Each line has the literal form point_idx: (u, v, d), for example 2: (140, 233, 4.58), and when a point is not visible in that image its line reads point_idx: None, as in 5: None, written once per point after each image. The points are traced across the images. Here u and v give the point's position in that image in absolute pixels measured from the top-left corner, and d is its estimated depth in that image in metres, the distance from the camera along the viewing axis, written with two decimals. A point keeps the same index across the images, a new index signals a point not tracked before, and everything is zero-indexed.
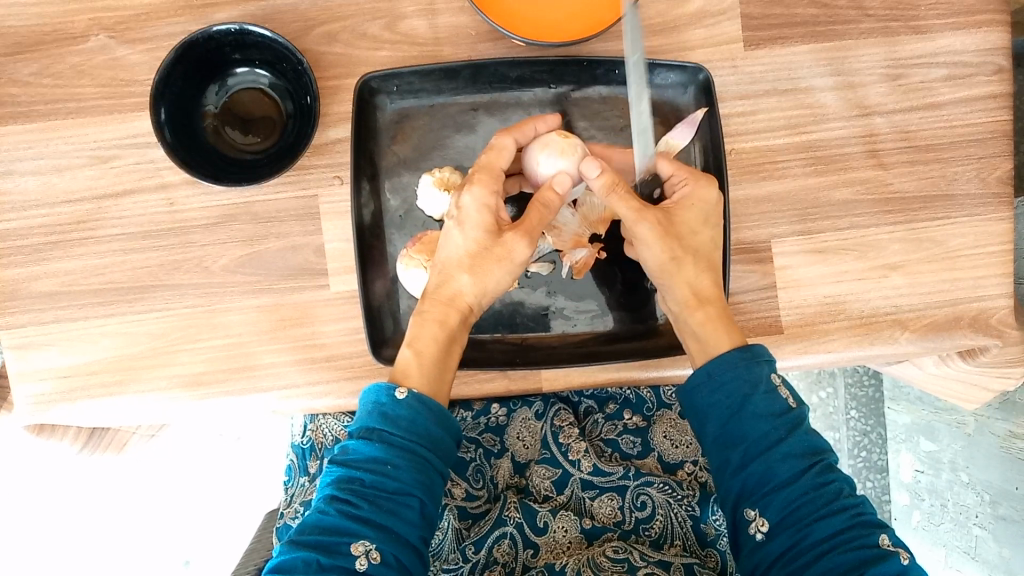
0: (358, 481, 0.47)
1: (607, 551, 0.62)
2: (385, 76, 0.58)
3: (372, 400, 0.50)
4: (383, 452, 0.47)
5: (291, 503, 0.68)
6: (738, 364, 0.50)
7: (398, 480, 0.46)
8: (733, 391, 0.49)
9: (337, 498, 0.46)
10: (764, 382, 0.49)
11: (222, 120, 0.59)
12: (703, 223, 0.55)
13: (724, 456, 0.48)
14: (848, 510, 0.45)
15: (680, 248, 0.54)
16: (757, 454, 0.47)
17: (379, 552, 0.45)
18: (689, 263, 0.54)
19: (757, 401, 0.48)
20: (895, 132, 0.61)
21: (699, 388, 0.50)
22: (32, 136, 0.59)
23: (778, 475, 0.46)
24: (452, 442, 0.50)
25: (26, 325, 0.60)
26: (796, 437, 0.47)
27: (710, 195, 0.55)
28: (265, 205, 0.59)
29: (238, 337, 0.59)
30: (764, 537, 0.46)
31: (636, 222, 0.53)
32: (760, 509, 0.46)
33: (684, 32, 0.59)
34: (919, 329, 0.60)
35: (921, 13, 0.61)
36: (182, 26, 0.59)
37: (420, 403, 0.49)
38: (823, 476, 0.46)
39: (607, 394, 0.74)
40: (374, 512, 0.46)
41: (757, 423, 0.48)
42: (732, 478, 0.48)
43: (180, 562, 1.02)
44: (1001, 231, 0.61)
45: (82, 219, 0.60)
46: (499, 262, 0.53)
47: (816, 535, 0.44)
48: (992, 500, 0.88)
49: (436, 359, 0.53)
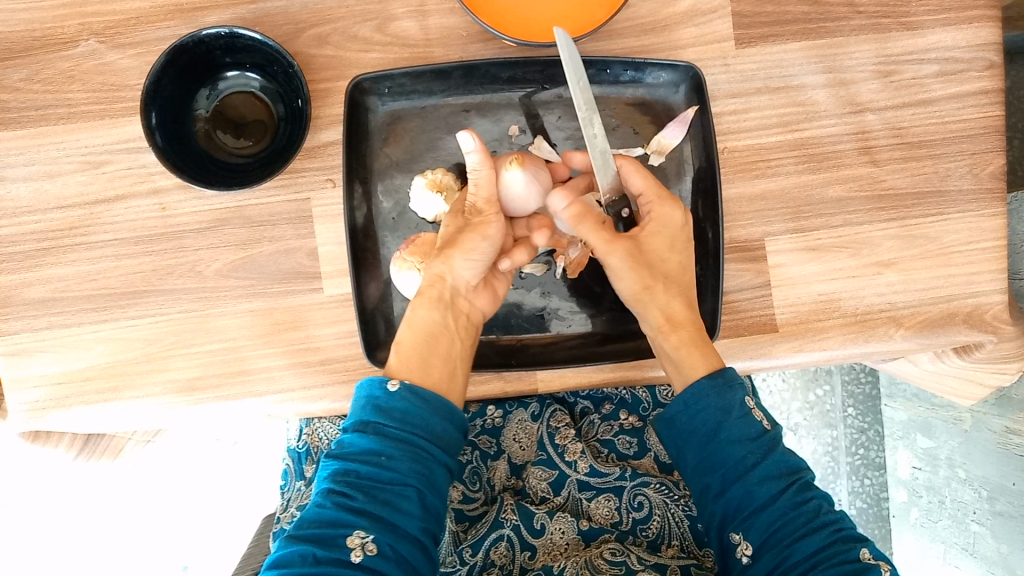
0: (353, 473, 0.47)
1: (605, 553, 0.61)
2: (376, 78, 0.57)
3: (365, 395, 0.50)
4: (377, 443, 0.47)
5: (286, 508, 0.67)
6: (709, 392, 0.50)
7: (393, 470, 0.47)
8: (707, 418, 0.50)
9: (333, 490, 0.47)
10: (737, 407, 0.50)
11: (214, 124, 0.58)
12: (670, 248, 0.56)
13: (706, 481, 0.50)
14: (827, 527, 0.47)
15: (651, 275, 0.55)
16: (735, 478, 0.48)
17: (375, 544, 0.45)
18: (660, 289, 0.55)
19: (731, 426, 0.49)
20: (887, 129, 0.61)
21: (676, 417, 0.51)
22: (23, 143, 0.59)
23: (757, 498, 0.48)
24: (455, 431, 0.51)
25: (20, 332, 0.60)
26: (772, 458, 0.49)
27: (677, 220, 0.56)
28: (257, 209, 0.59)
29: (233, 340, 0.59)
30: (750, 559, 0.48)
31: (608, 254, 0.55)
32: (743, 532, 0.48)
33: (675, 31, 0.59)
34: (914, 325, 0.60)
35: (911, 10, 0.60)
36: (173, 30, 0.59)
37: (412, 393, 0.49)
38: (800, 495, 0.48)
39: (602, 394, 0.74)
40: (369, 503, 0.46)
41: (732, 449, 0.49)
42: (714, 502, 0.50)
43: (178, 567, 1.02)
44: (995, 226, 0.61)
45: (75, 224, 0.59)
46: (462, 228, 0.56)
47: (797, 555, 0.46)
48: (989, 495, 0.87)
49: (415, 346, 0.53)
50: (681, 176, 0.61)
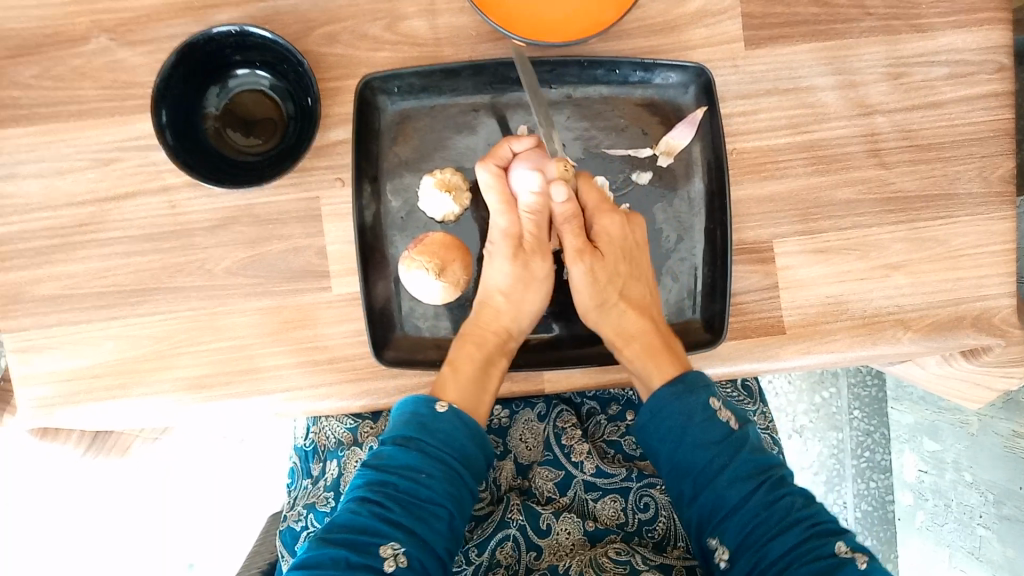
0: (392, 485, 0.49)
1: (610, 552, 0.61)
2: (386, 77, 0.57)
3: (409, 410, 0.52)
4: (418, 460, 0.50)
5: (293, 505, 0.67)
6: (670, 399, 0.52)
7: (430, 488, 0.49)
8: (672, 425, 0.52)
9: (369, 500, 0.49)
10: (699, 412, 0.51)
11: (223, 122, 0.59)
12: (620, 258, 0.60)
13: (679, 487, 0.51)
14: (801, 523, 0.48)
15: (603, 291, 0.60)
16: (706, 482, 0.50)
17: (406, 556, 0.47)
18: (612, 304, 0.59)
19: (694, 431, 0.51)
20: (896, 131, 0.61)
21: (645, 426, 0.53)
22: (34, 140, 0.59)
23: (728, 500, 0.49)
24: (484, 459, 0.53)
25: (29, 328, 0.60)
26: (740, 460, 0.50)
27: (618, 228, 0.59)
28: (266, 208, 0.59)
29: (241, 338, 0.59)
30: (727, 564, 0.49)
31: (573, 262, 0.60)
32: (719, 537, 0.49)
33: (684, 32, 0.59)
34: (922, 328, 0.60)
35: (922, 12, 0.60)
36: (183, 29, 0.59)
37: (458, 417, 0.52)
38: (771, 493, 0.49)
39: (609, 394, 0.73)
40: (406, 516, 0.48)
41: (699, 453, 0.50)
42: (689, 508, 0.51)
43: (185, 565, 1.02)
44: (1003, 230, 0.61)
45: (84, 222, 0.60)
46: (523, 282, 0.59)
47: (771, 554, 0.47)
48: (996, 500, 0.89)
49: (471, 375, 0.56)
50: (690, 176, 0.61)
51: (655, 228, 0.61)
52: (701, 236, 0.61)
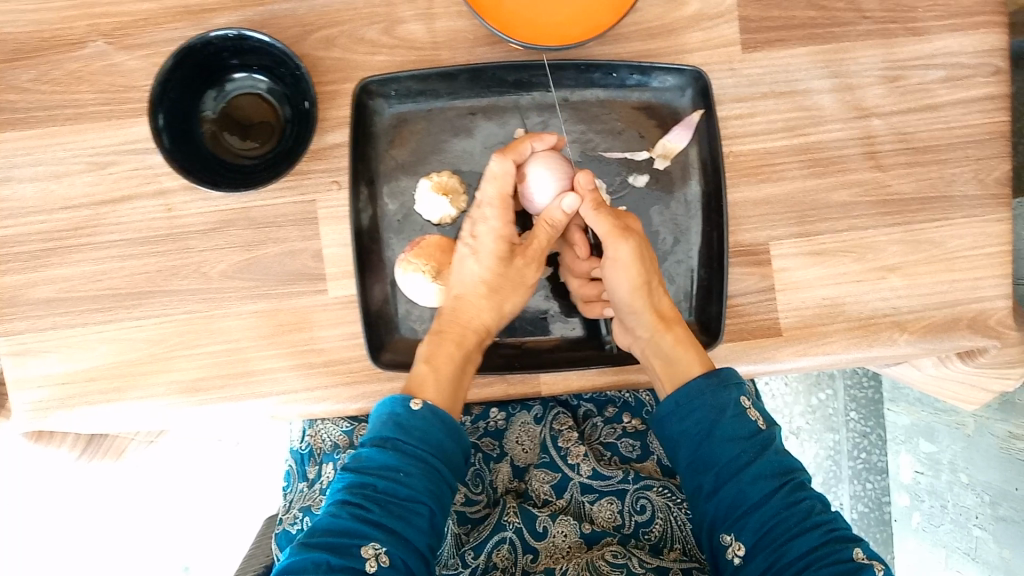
0: (370, 486, 0.49)
1: (607, 555, 0.60)
2: (383, 80, 0.58)
3: (385, 411, 0.52)
4: (395, 459, 0.49)
5: (290, 508, 0.67)
6: (704, 391, 0.52)
7: (409, 487, 0.49)
8: (701, 418, 0.52)
9: (349, 502, 0.48)
10: (732, 406, 0.52)
11: (220, 125, 0.58)
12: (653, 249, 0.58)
13: (699, 480, 0.51)
14: (821, 526, 0.47)
15: (649, 275, 0.57)
16: (729, 476, 0.50)
17: (387, 555, 0.47)
18: (653, 289, 0.57)
19: (724, 426, 0.51)
20: (893, 134, 0.61)
21: (670, 417, 0.53)
22: (29, 143, 0.59)
23: (749, 497, 0.49)
24: (461, 455, 0.53)
25: (25, 332, 0.60)
26: (765, 458, 0.50)
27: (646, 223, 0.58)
28: (263, 211, 0.59)
29: (238, 342, 0.59)
30: (741, 560, 0.49)
31: (620, 244, 0.55)
32: (735, 533, 0.49)
33: (682, 35, 0.59)
34: (918, 330, 0.60)
35: (918, 15, 0.61)
36: (181, 32, 0.59)
37: (432, 413, 0.51)
38: (793, 495, 0.49)
39: (606, 397, 0.74)
40: (385, 516, 0.48)
41: (726, 448, 0.50)
42: (706, 502, 0.51)
43: (181, 567, 1.02)
44: (999, 232, 0.61)
45: (80, 225, 0.60)
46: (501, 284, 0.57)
47: (790, 555, 0.47)
48: (992, 500, 0.89)
49: (448, 373, 0.55)
50: (687, 179, 0.61)
51: (653, 231, 0.61)
52: (698, 238, 0.61)
